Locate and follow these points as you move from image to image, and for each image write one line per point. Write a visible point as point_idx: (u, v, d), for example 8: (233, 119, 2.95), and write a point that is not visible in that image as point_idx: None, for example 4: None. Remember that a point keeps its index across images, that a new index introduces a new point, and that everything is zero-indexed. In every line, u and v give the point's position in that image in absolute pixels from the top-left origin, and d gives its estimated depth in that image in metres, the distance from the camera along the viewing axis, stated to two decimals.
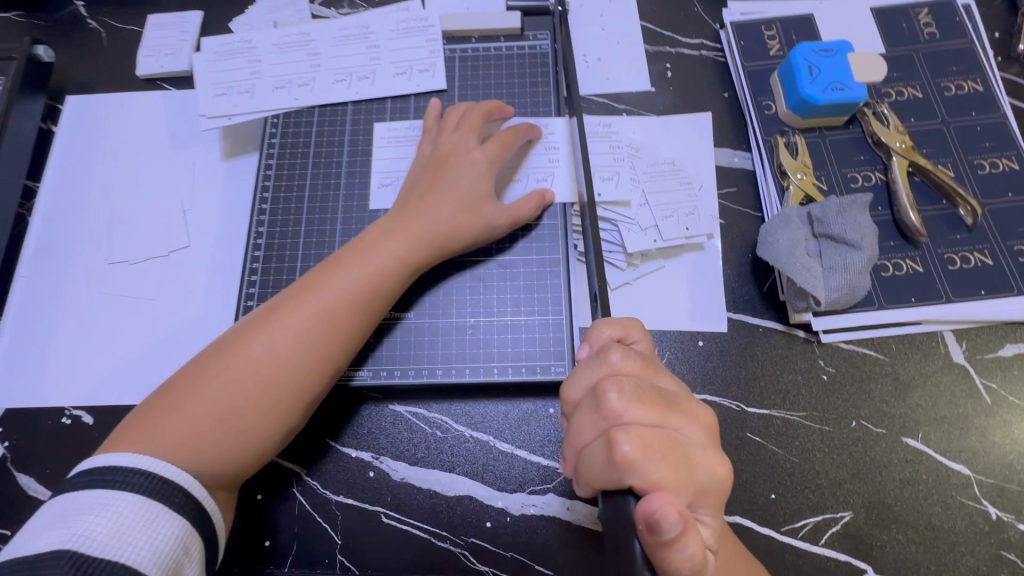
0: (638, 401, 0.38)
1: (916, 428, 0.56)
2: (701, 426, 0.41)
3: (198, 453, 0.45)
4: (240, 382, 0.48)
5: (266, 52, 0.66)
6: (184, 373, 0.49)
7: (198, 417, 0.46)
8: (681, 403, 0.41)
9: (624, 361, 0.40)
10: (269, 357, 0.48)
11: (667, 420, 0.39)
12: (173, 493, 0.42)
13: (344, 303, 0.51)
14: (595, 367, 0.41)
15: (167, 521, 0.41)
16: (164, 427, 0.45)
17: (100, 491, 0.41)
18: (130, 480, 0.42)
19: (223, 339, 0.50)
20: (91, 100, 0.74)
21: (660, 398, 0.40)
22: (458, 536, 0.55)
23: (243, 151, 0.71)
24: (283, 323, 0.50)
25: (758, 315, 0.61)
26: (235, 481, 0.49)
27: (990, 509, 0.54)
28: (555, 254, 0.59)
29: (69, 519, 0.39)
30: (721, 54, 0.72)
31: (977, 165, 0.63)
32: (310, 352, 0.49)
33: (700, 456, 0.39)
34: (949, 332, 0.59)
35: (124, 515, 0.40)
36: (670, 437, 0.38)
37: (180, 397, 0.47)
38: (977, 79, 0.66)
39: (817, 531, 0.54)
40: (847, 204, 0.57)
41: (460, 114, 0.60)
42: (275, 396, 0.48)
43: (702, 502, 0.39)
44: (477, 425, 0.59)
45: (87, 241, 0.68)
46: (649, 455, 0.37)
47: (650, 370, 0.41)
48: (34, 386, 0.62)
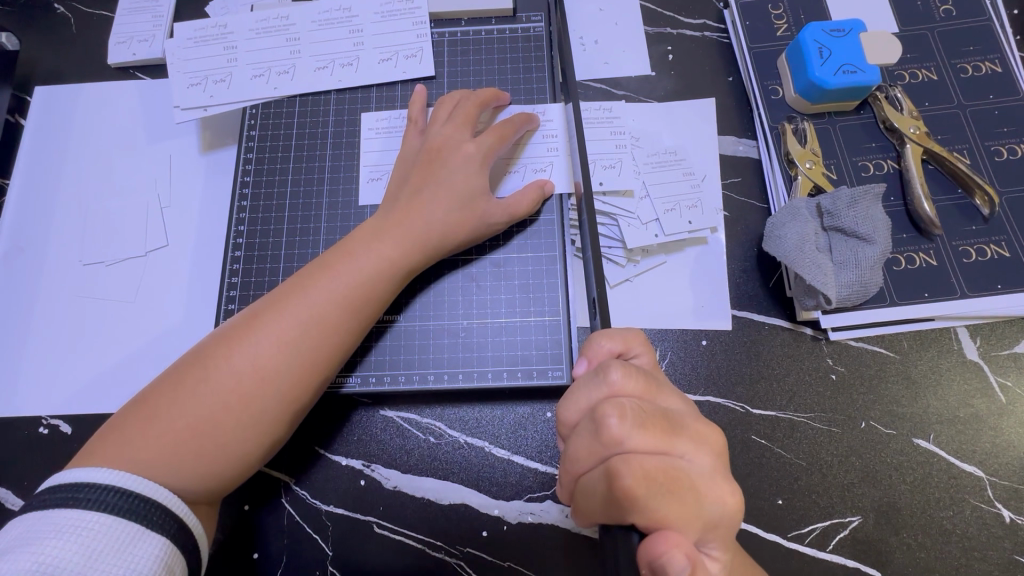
0: (641, 428, 0.35)
1: (928, 429, 0.54)
2: (710, 450, 0.38)
3: (177, 470, 0.43)
4: (221, 394, 0.45)
5: (243, 38, 0.62)
6: (161, 382, 0.46)
7: (176, 431, 0.44)
8: (687, 424, 0.38)
9: (624, 381, 0.38)
10: (252, 368, 0.46)
11: (673, 447, 0.36)
12: (152, 512, 0.40)
13: (332, 310, 0.48)
14: (594, 387, 0.38)
15: (149, 544, 0.39)
16: (140, 443, 0.43)
17: (72, 512, 0.38)
18: (104, 498, 0.39)
19: (203, 347, 0.47)
20: (60, 91, 0.70)
21: (664, 420, 0.37)
22: (453, 546, 0.54)
23: (223, 144, 0.67)
24: (267, 331, 0.47)
25: (764, 312, 0.58)
26: (218, 495, 0.46)
27: (1003, 511, 0.52)
28: (551, 251, 0.56)
29: (37, 543, 0.36)
30: (725, 35, 0.68)
31: (994, 152, 0.60)
32: (296, 362, 0.47)
33: (708, 486, 0.37)
34: (963, 328, 0.57)
35: (100, 539, 0.37)
36: (675, 466, 0.36)
37: (157, 409, 0.44)
38: (996, 60, 0.63)
39: (825, 537, 0.52)
40: (860, 195, 0.54)
41: (454, 104, 0.57)
42: (259, 409, 0.45)
43: (710, 535, 0.37)
44: (471, 431, 0.56)
45: (61, 241, 0.65)
46: (653, 488, 0.34)
47: (653, 390, 0.39)
48: (9, 394, 0.60)
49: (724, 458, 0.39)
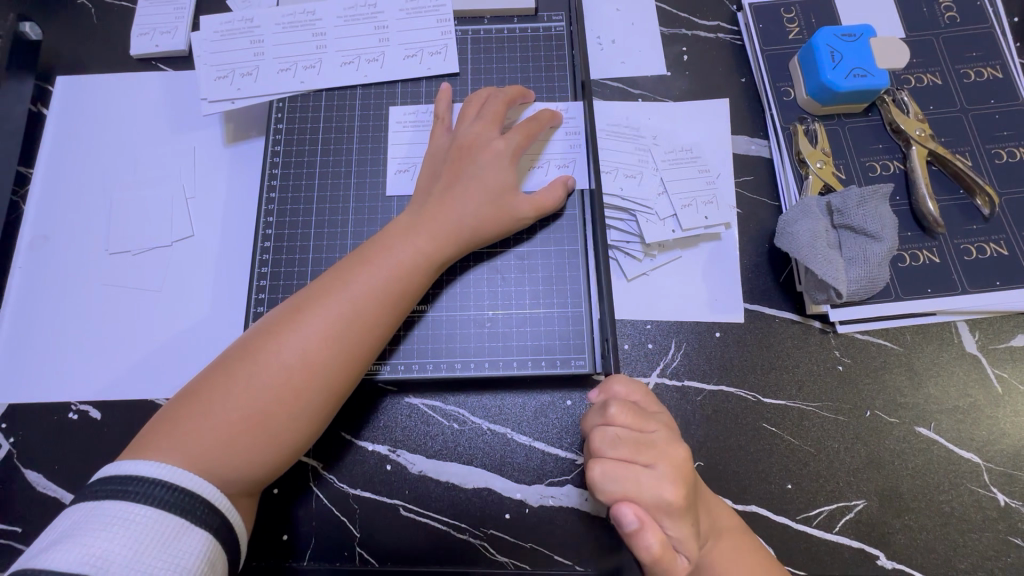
0: (616, 445, 0.44)
1: (929, 418, 0.57)
2: (671, 465, 0.44)
3: (231, 459, 0.45)
4: (271, 386, 0.47)
5: (270, 32, 0.63)
6: (210, 375, 0.48)
7: (229, 422, 0.46)
8: (658, 444, 0.45)
9: (616, 414, 0.46)
10: (297, 359, 0.48)
11: (639, 457, 0.44)
12: (195, 506, 0.42)
13: (372, 304, 0.50)
14: (594, 415, 0.47)
15: (193, 537, 0.41)
16: (195, 433, 0.45)
17: (122, 504, 0.40)
18: (151, 492, 0.41)
19: (249, 340, 0.49)
20: (82, 81, 0.70)
21: (639, 441, 0.45)
22: (477, 528, 0.56)
23: (247, 136, 0.68)
24: (311, 324, 0.49)
25: (775, 306, 0.61)
26: (256, 487, 0.48)
27: (999, 495, 0.55)
28: (573, 245, 0.58)
29: (89, 535, 0.39)
30: (739, 38, 0.70)
31: (995, 154, 0.63)
32: (339, 354, 0.49)
33: (659, 487, 0.43)
34: (963, 322, 0.59)
35: (148, 532, 0.40)
36: (636, 471, 0.43)
37: (209, 401, 0.46)
38: (997, 66, 0.65)
39: (831, 519, 0.55)
40: (869, 194, 0.56)
41: (481, 103, 0.58)
42: (306, 400, 0.48)
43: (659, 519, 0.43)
44: (494, 418, 0.58)
45: (86, 231, 0.65)
46: (615, 480, 0.43)
47: (641, 421, 0.46)
48: (36, 381, 0.61)
49: (688, 477, 0.44)
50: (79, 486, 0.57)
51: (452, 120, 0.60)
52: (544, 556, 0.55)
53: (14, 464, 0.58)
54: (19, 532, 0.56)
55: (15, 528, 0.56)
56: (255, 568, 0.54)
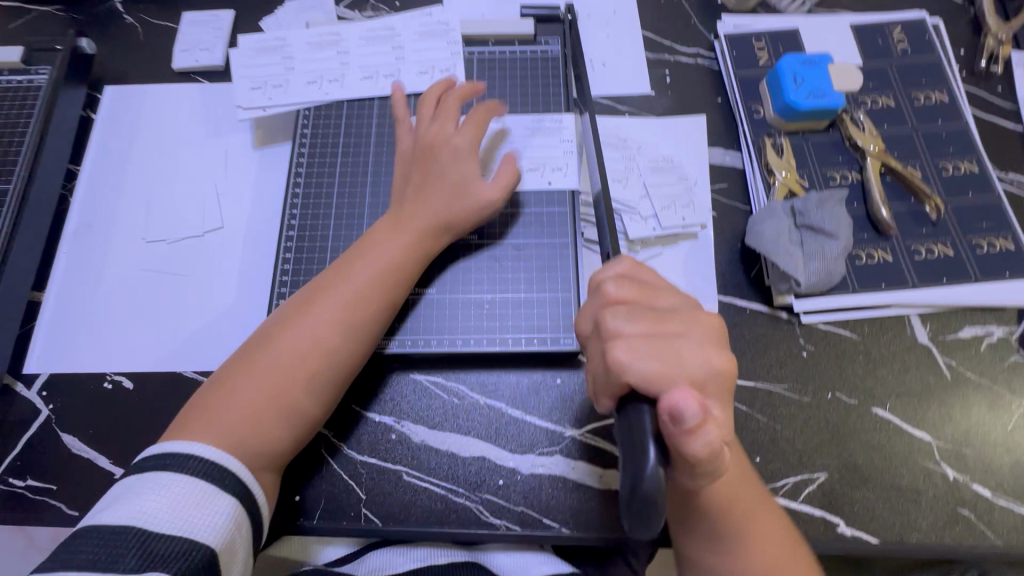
0: (634, 321, 0.43)
1: (885, 400, 0.63)
2: (700, 328, 0.44)
3: (260, 434, 0.52)
4: (289, 370, 0.54)
5: (300, 50, 0.72)
6: (231, 366, 0.55)
7: (255, 402, 0.53)
8: (676, 313, 0.44)
9: (619, 290, 0.46)
10: (309, 345, 0.55)
11: (663, 327, 0.43)
12: (225, 476, 0.49)
13: (372, 293, 0.57)
14: (595, 299, 0.47)
15: (222, 501, 0.47)
16: (223, 413, 0.52)
17: (163, 473, 0.47)
18: (187, 463, 0.48)
19: (263, 332, 0.56)
20: (129, 90, 0.79)
21: (655, 314, 0.44)
22: (473, 493, 0.61)
23: (274, 141, 0.76)
24: (318, 314, 0.56)
25: (745, 298, 0.67)
26: (280, 463, 0.55)
27: (948, 470, 0.60)
28: (564, 238, 0.65)
29: (138, 498, 0.45)
30: (715, 63, 0.79)
31: (942, 168, 0.70)
32: (345, 339, 0.56)
33: (695, 352, 0.42)
34: (915, 316, 0.66)
35: (186, 495, 0.46)
36: (666, 341, 0.42)
37: (234, 385, 0.53)
38: (944, 91, 0.73)
39: (796, 490, 0.60)
40: (825, 198, 0.64)
41: (433, 103, 0.65)
42: (321, 378, 0.55)
43: (707, 391, 0.41)
44: (490, 393, 0.64)
45: (126, 221, 0.73)
46: (651, 357, 0.40)
47: (646, 293, 0.46)
48: (76, 354, 0.67)
49: (719, 338, 0.45)
50: (111, 448, 0.62)
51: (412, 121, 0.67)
52: (534, 519, 0.60)
53: (53, 428, 0.64)
54: (54, 490, 0.61)
55: (50, 486, 0.62)
56: (270, 526, 0.60)
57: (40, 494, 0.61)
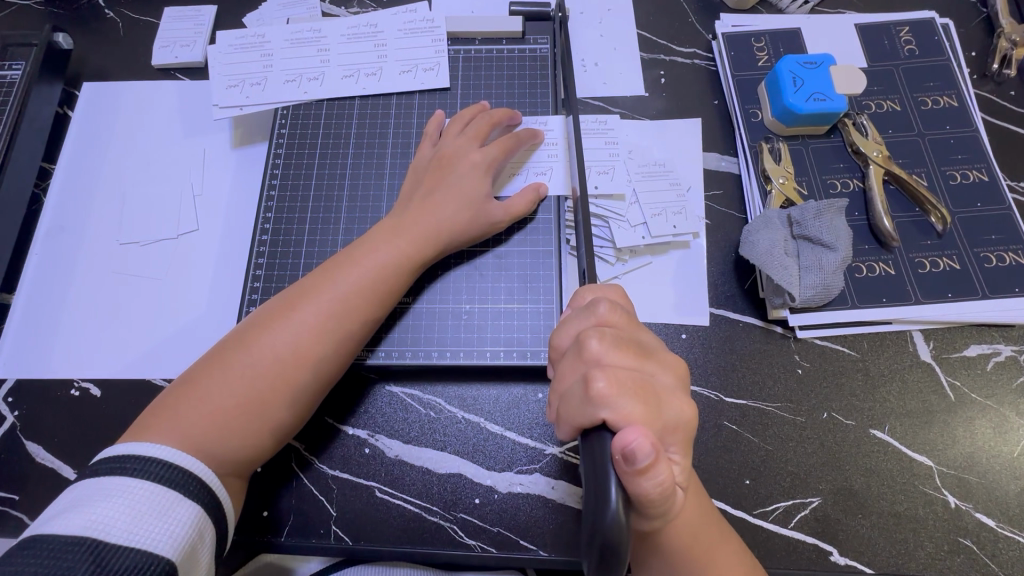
0: (616, 349, 0.41)
1: (884, 421, 0.60)
2: (672, 373, 0.43)
3: (228, 441, 0.50)
4: (264, 375, 0.51)
5: (278, 47, 0.69)
6: (206, 363, 0.53)
7: (226, 407, 0.50)
8: (656, 353, 0.43)
9: (610, 314, 0.44)
10: (290, 351, 0.52)
11: (642, 365, 0.42)
12: (188, 481, 0.46)
13: (360, 300, 0.55)
14: (583, 318, 0.44)
15: (185, 509, 0.44)
16: (192, 416, 0.49)
17: (120, 479, 0.44)
18: (148, 468, 0.45)
19: (242, 332, 0.54)
20: (106, 87, 0.77)
21: (637, 348, 0.42)
22: (448, 512, 0.58)
23: (253, 141, 0.73)
24: (301, 318, 0.53)
25: (738, 310, 0.64)
26: (247, 470, 0.52)
27: (950, 498, 0.57)
28: (548, 246, 0.62)
29: (92, 505, 0.42)
30: (713, 64, 0.75)
31: (949, 176, 0.67)
32: (328, 347, 0.53)
33: (667, 397, 0.41)
34: (918, 332, 0.62)
35: (145, 502, 0.43)
36: (644, 378, 0.41)
37: (205, 387, 0.51)
38: (953, 95, 0.70)
39: (787, 515, 0.57)
40: (824, 208, 0.60)
41: (465, 121, 0.64)
42: (298, 386, 0.52)
43: (672, 439, 0.40)
44: (469, 408, 0.62)
45: (99, 222, 0.71)
46: (626, 390, 0.38)
47: (634, 326, 0.45)
48: (43, 359, 0.65)
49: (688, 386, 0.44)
50: (75, 458, 0.60)
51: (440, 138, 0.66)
52: (510, 540, 0.57)
53: (17, 435, 0.62)
54: (15, 500, 0.59)
55: (11, 496, 0.60)
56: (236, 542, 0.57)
57: (2, 503, 0.59)
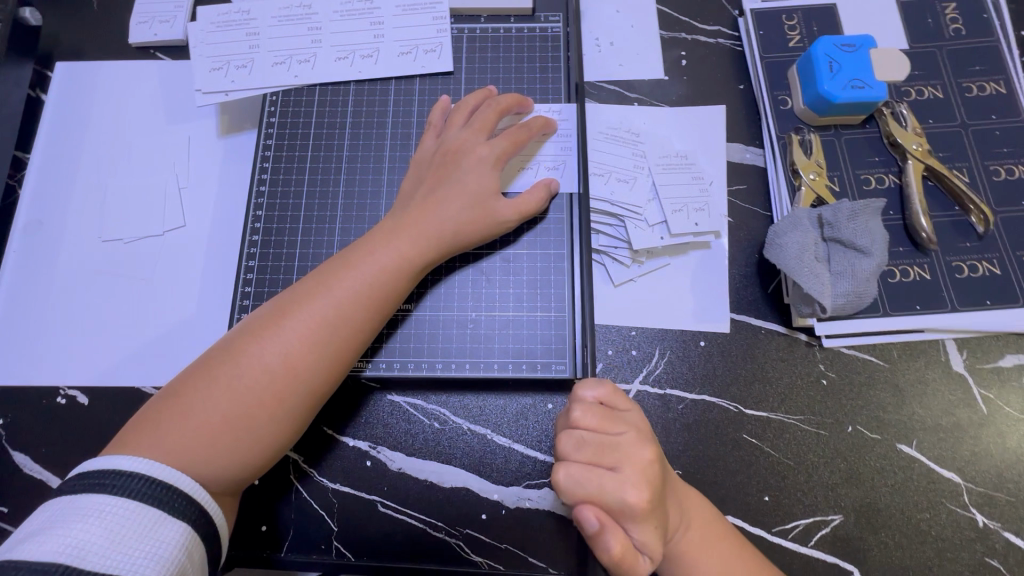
0: (580, 450, 0.45)
1: (912, 435, 0.57)
2: (635, 467, 0.44)
3: (212, 460, 0.46)
4: (252, 390, 0.48)
5: (265, 25, 0.63)
6: (192, 375, 0.49)
7: (212, 424, 0.47)
8: (622, 444, 0.45)
9: (582, 417, 0.46)
10: (280, 363, 0.48)
11: (603, 460, 0.45)
12: (173, 497, 0.43)
13: (355, 310, 0.51)
14: (564, 419, 0.48)
15: (170, 527, 0.42)
16: (176, 433, 0.46)
17: (99, 497, 0.41)
18: (127, 484, 0.42)
19: (231, 341, 0.50)
20: (81, 67, 0.71)
21: (603, 443, 0.45)
22: (454, 527, 0.56)
23: (241, 128, 0.68)
24: (293, 328, 0.49)
25: (761, 316, 0.60)
26: (237, 487, 0.49)
27: (977, 516, 0.54)
28: (559, 249, 0.58)
29: (70, 527, 0.39)
30: (739, 44, 0.69)
31: (993, 172, 0.62)
32: (321, 359, 0.49)
33: (621, 488, 0.43)
34: (951, 341, 0.59)
35: (125, 523, 0.40)
36: (601, 473, 0.44)
37: (191, 401, 0.47)
38: (1000, 81, 0.64)
39: (806, 533, 0.55)
40: (860, 208, 0.56)
41: (470, 110, 0.58)
42: (289, 402, 0.49)
43: (632, 521, 0.44)
44: (475, 419, 0.59)
45: (79, 217, 0.66)
46: (581, 485, 0.44)
47: (609, 420, 0.46)
48: (26, 365, 0.62)
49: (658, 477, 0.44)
50: (64, 469, 0.58)
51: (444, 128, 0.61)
52: (518, 557, 0.55)
53: (2, 445, 0.59)
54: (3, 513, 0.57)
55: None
56: (234, 557, 0.55)
57: None
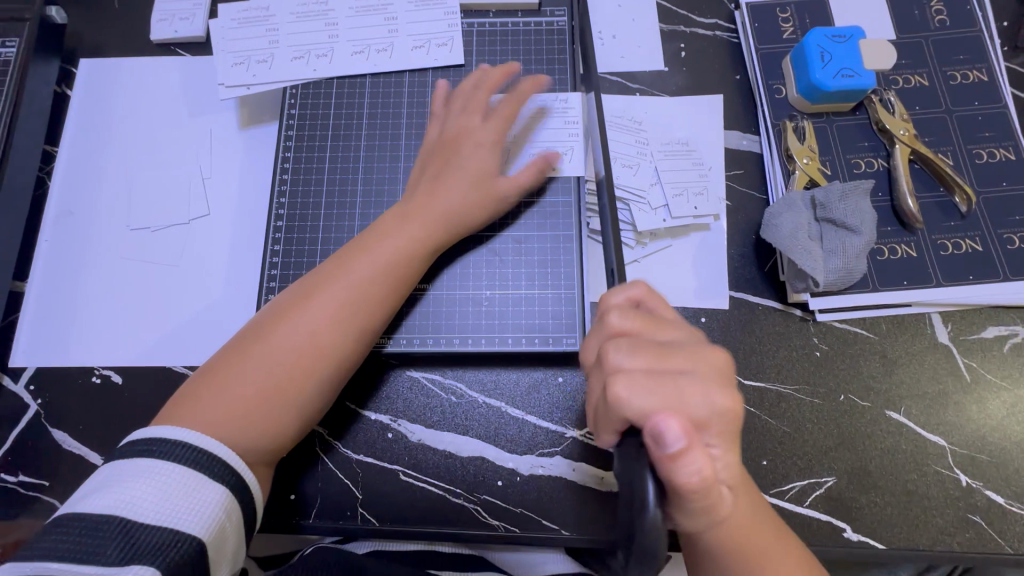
0: (634, 354, 0.40)
1: (900, 402, 0.61)
2: (706, 365, 0.41)
3: (247, 428, 0.49)
4: (283, 362, 0.51)
5: (284, 21, 0.66)
6: (224, 355, 0.52)
7: (246, 395, 0.50)
8: (682, 347, 0.41)
9: (623, 322, 0.43)
10: (308, 338, 0.52)
11: (666, 362, 0.40)
12: (212, 463, 0.46)
13: (375, 287, 0.54)
14: (598, 331, 0.44)
15: (212, 489, 0.45)
16: (212, 404, 0.49)
17: (146, 461, 0.44)
18: (172, 450, 0.45)
19: (258, 323, 0.54)
20: (105, 64, 0.74)
21: (658, 345, 0.41)
22: (471, 493, 0.60)
23: (260, 120, 0.71)
24: (317, 307, 0.53)
25: (758, 294, 0.64)
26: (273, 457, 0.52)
27: (961, 476, 0.58)
28: (568, 231, 0.61)
29: (122, 486, 0.43)
30: (735, 35, 0.72)
31: (976, 155, 0.65)
32: (344, 333, 0.53)
33: (700, 390, 0.39)
34: (936, 314, 0.63)
35: (170, 484, 0.43)
36: (667, 378, 0.39)
37: (225, 377, 0.51)
38: (983, 69, 0.68)
39: (802, 495, 0.58)
40: (850, 189, 0.60)
41: (466, 96, 0.61)
42: (317, 373, 0.52)
43: (708, 432, 0.39)
44: (490, 392, 0.62)
45: (107, 206, 0.69)
46: (649, 392, 0.38)
47: (653, 325, 0.43)
48: (61, 348, 0.65)
49: (727, 377, 0.41)
50: (102, 445, 0.61)
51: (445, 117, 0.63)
52: (532, 520, 0.59)
53: (42, 423, 0.62)
54: (45, 486, 0.60)
55: (41, 482, 0.61)
56: (264, 525, 0.59)
57: (32, 489, 0.61)
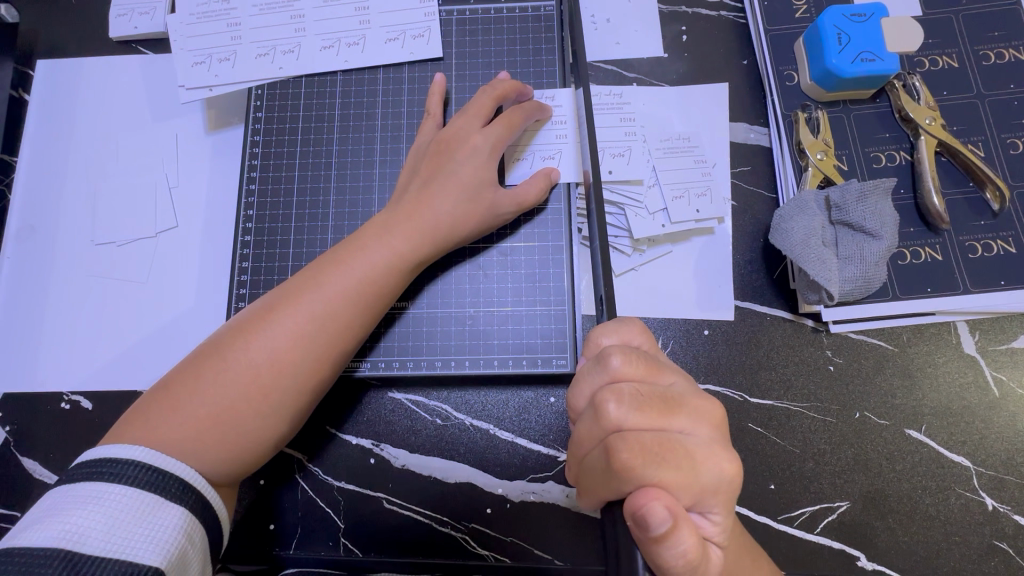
0: (637, 410, 0.35)
1: (921, 420, 0.56)
2: (708, 424, 0.37)
3: (200, 456, 0.45)
4: (240, 384, 0.46)
5: (247, 15, 0.61)
6: (181, 371, 0.48)
7: (199, 419, 0.45)
8: (686, 400, 0.37)
9: (625, 367, 0.37)
10: (269, 359, 0.47)
11: (669, 421, 0.36)
12: (170, 483, 0.42)
13: (347, 305, 0.49)
14: (595, 374, 0.38)
15: (169, 512, 0.41)
16: (163, 426, 0.45)
17: (96, 485, 0.40)
18: (123, 472, 0.41)
19: (219, 338, 0.49)
20: (63, 65, 0.69)
21: (662, 398, 0.37)
22: (459, 522, 0.56)
23: (229, 123, 0.67)
24: (281, 323, 0.48)
25: (767, 303, 0.59)
26: (231, 481, 0.48)
27: (987, 500, 0.54)
28: (558, 240, 0.57)
29: (68, 514, 0.38)
30: (742, 16, 0.66)
31: (1010, 145, 0.59)
32: (310, 355, 0.48)
33: (705, 455, 0.36)
34: (963, 323, 0.57)
35: (123, 509, 0.39)
36: (670, 440, 0.35)
37: (179, 395, 0.46)
38: (1020, 47, 0.61)
39: (813, 520, 0.54)
40: (869, 188, 0.54)
41: (472, 98, 0.56)
42: (277, 397, 0.47)
43: (709, 500, 0.36)
44: (477, 414, 0.58)
45: (71, 220, 0.65)
46: (650, 460, 0.34)
47: (654, 372, 0.38)
48: (30, 372, 0.62)
49: (725, 431, 0.38)
50: None
51: (444, 117, 0.59)
52: (524, 550, 0.55)
53: (11, 451, 0.59)
54: (17, 517, 0.58)
55: (13, 512, 0.58)
56: (243, 556, 0.56)
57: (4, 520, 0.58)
